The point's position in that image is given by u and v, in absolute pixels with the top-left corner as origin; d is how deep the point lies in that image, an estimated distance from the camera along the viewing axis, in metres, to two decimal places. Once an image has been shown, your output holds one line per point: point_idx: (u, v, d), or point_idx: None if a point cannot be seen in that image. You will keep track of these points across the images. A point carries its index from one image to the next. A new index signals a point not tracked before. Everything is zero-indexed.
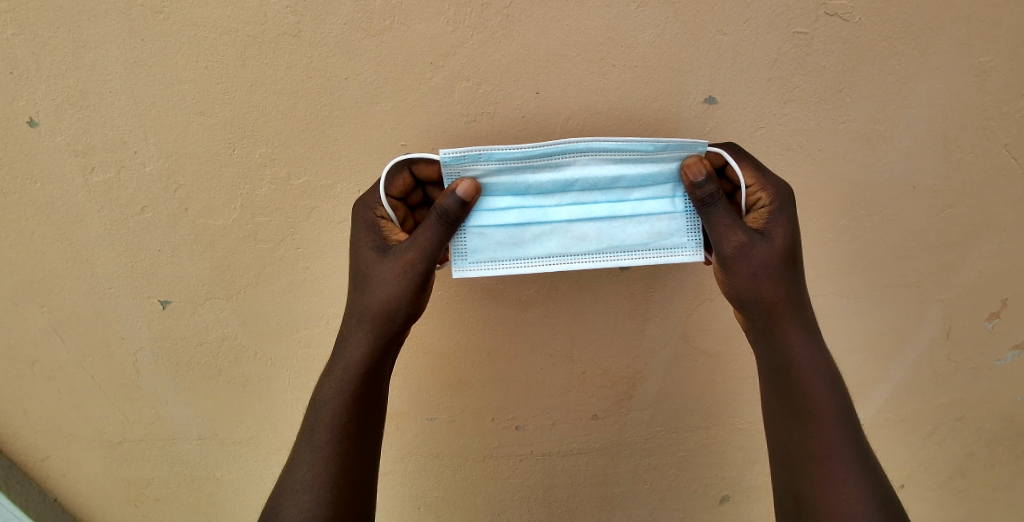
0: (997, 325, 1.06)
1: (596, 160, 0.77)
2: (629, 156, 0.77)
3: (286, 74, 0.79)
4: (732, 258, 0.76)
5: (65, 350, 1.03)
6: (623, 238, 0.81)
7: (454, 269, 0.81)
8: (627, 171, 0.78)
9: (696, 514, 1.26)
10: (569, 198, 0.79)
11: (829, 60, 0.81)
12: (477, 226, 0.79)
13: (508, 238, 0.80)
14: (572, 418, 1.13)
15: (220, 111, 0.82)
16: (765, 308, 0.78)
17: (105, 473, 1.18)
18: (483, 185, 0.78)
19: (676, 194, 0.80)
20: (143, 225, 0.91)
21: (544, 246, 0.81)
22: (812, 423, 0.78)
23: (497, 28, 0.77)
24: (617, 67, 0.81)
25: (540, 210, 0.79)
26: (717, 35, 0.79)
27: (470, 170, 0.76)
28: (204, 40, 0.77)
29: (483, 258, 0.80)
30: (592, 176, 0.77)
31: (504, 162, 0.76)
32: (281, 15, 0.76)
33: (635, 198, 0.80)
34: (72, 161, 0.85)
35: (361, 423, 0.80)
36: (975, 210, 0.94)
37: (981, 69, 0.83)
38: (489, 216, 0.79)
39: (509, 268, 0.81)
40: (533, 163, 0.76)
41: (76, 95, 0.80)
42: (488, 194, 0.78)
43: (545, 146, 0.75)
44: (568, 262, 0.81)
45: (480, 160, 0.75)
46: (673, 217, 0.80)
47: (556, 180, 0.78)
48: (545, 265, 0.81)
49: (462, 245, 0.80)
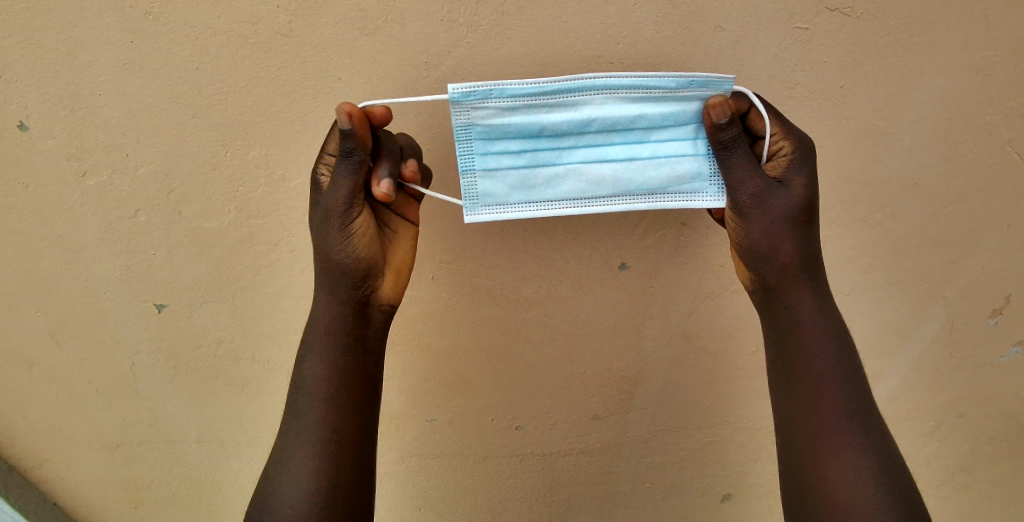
0: (1000, 321, 1.05)
1: (614, 99, 0.74)
2: (649, 93, 0.74)
3: (279, 75, 0.78)
4: (743, 206, 0.75)
5: (61, 353, 1.03)
6: (642, 182, 0.78)
7: (466, 214, 0.79)
8: (647, 110, 0.75)
9: (696, 513, 1.25)
10: (585, 138, 0.76)
11: (829, 59, 0.80)
12: (487, 169, 0.77)
13: (520, 181, 0.77)
14: (572, 417, 1.12)
15: (215, 114, 0.81)
16: (780, 258, 0.77)
17: (106, 476, 1.18)
18: (495, 124, 0.74)
19: (698, 135, 0.77)
20: (138, 229, 0.90)
21: (558, 189, 0.78)
22: (817, 396, 0.77)
23: (493, 26, 0.76)
24: (615, 63, 0.79)
25: (554, 152, 0.77)
26: (717, 31, 0.78)
27: (480, 108, 0.73)
28: (196, 41, 0.76)
29: (494, 201, 0.78)
30: (612, 113, 0.75)
31: (517, 99, 0.72)
32: (273, 15, 0.75)
33: (655, 139, 0.77)
34: (66, 165, 0.84)
35: (353, 402, 0.79)
36: (976, 207, 0.93)
37: (983, 64, 0.82)
38: (501, 157, 0.76)
39: (521, 211, 0.79)
40: (547, 101, 0.73)
41: (67, 99, 0.80)
42: (500, 133, 0.75)
43: (558, 83, 0.72)
44: (582, 206, 0.79)
45: (491, 96, 0.72)
46: (695, 159, 0.78)
47: (572, 118, 0.74)
48: (557, 209, 0.79)
49: (473, 190, 0.78)
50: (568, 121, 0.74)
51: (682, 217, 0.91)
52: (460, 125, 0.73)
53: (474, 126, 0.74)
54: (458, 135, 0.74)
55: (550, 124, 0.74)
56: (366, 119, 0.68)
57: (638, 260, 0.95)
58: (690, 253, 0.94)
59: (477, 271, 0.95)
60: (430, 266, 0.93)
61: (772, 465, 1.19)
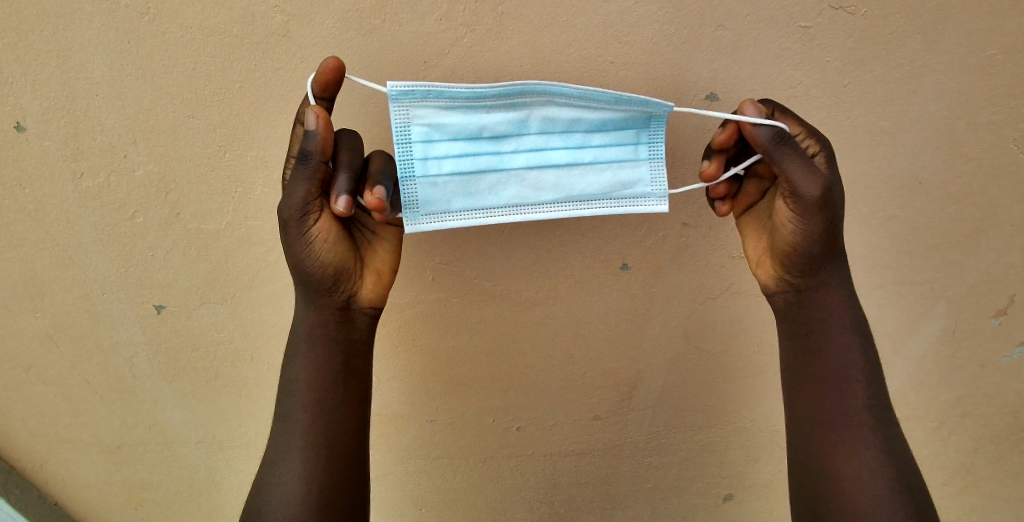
0: (1004, 321, 1.05)
1: (555, 103, 0.72)
2: (590, 102, 0.72)
3: (276, 76, 0.78)
4: (806, 209, 0.70)
5: (59, 355, 1.02)
6: (583, 187, 0.77)
7: (407, 223, 0.75)
8: (586, 116, 0.73)
9: (697, 513, 1.24)
10: (525, 141, 0.74)
11: (832, 58, 0.80)
12: (428, 175, 0.73)
13: (462, 187, 0.74)
14: (573, 418, 1.11)
15: (211, 114, 0.80)
16: (830, 251, 0.74)
17: (105, 477, 1.17)
18: (435, 124, 0.71)
19: (641, 141, 0.76)
20: (136, 230, 0.90)
21: (501, 195, 0.76)
22: (826, 393, 0.77)
23: (492, 26, 0.76)
24: (615, 63, 0.79)
25: (493, 157, 0.74)
26: (717, 30, 0.77)
27: (419, 106, 0.70)
28: (192, 42, 0.76)
29: (437, 209, 0.75)
30: (554, 114, 0.73)
31: (456, 100, 0.70)
32: (270, 15, 0.74)
33: (596, 144, 0.76)
34: (63, 166, 0.84)
35: (343, 405, 0.78)
36: (980, 207, 0.92)
37: (988, 63, 0.81)
38: (443, 162, 0.73)
39: (464, 219, 0.76)
40: (485, 102, 0.70)
41: (63, 100, 0.79)
42: (439, 135, 0.72)
43: (499, 86, 0.69)
44: (525, 211, 0.77)
45: (430, 97, 0.69)
46: (636, 165, 0.77)
47: (513, 118, 0.72)
48: (500, 215, 0.76)
49: (413, 197, 0.74)
50: (508, 123, 0.72)
51: (683, 217, 0.90)
52: (399, 126, 0.70)
53: (413, 126, 0.71)
54: (398, 139, 0.71)
55: (491, 126, 0.72)
56: (330, 123, 0.66)
57: (637, 260, 0.94)
58: (690, 254, 0.94)
59: (476, 272, 0.94)
60: (428, 268, 0.93)
61: (774, 465, 1.18)
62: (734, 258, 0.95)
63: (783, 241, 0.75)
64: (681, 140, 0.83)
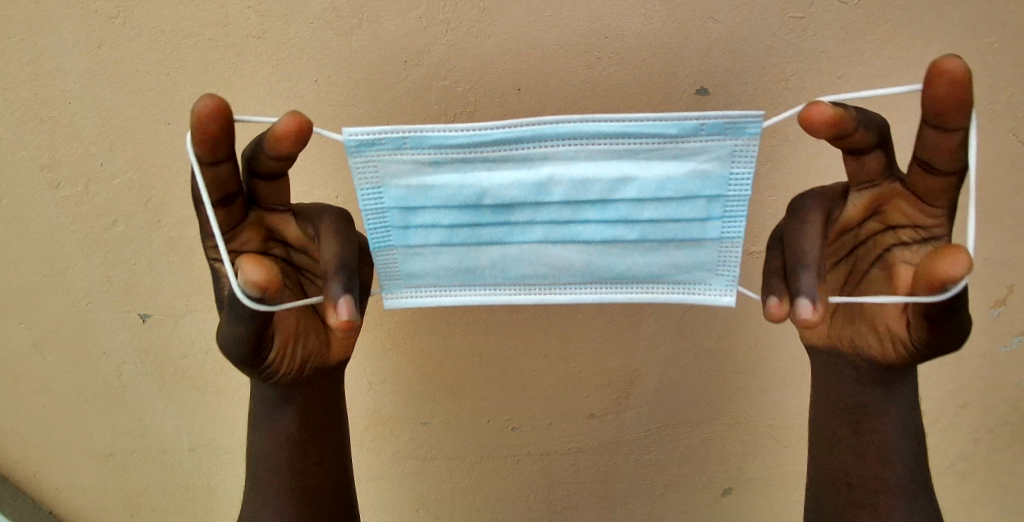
0: (1004, 311, 1.03)
1: (582, 156, 0.63)
2: (632, 147, 0.63)
3: (252, 78, 0.77)
4: (927, 349, 0.64)
5: (46, 365, 1.01)
6: (623, 267, 0.69)
7: (386, 298, 0.71)
8: (633, 174, 0.63)
9: (698, 511, 1.22)
10: (543, 211, 0.66)
11: (825, 49, 0.78)
12: (411, 245, 0.68)
13: (457, 261, 0.69)
14: (569, 417, 1.10)
15: (187, 120, 0.79)
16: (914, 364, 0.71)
17: (97, 487, 1.16)
18: (417, 183, 0.65)
19: (711, 212, 0.65)
20: (116, 239, 0.88)
21: (507, 272, 0.70)
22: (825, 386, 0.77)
23: (474, 23, 0.74)
24: (603, 59, 0.77)
25: (500, 227, 0.67)
26: (707, 22, 0.75)
27: (392, 162, 0.64)
28: (165, 45, 0.75)
29: (426, 283, 0.70)
30: (579, 175, 0.64)
31: (442, 152, 0.63)
32: (245, 16, 0.73)
33: (648, 216, 0.66)
34: (41, 176, 0.82)
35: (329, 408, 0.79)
36: (979, 196, 0.91)
37: (984, 51, 0.79)
38: (432, 233, 0.68)
39: (456, 298, 0.71)
40: (485, 160, 0.63)
41: (38, 108, 0.78)
42: (425, 201, 0.65)
43: (498, 136, 0.62)
44: (543, 292, 0.70)
45: (406, 147, 0.63)
46: (701, 246, 0.67)
47: (525, 181, 0.64)
48: (500, 294, 0.70)
49: (394, 271, 0.70)
50: (518, 188, 0.64)
51: None
52: (367, 187, 0.65)
53: (389, 187, 0.65)
54: (374, 203, 0.66)
55: (494, 189, 0.64)
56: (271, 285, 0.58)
57: None
58: None
59: None
60: None
61: (775, 460, 1.16)
62: None
63: (878, 349, 0.69)
64: None
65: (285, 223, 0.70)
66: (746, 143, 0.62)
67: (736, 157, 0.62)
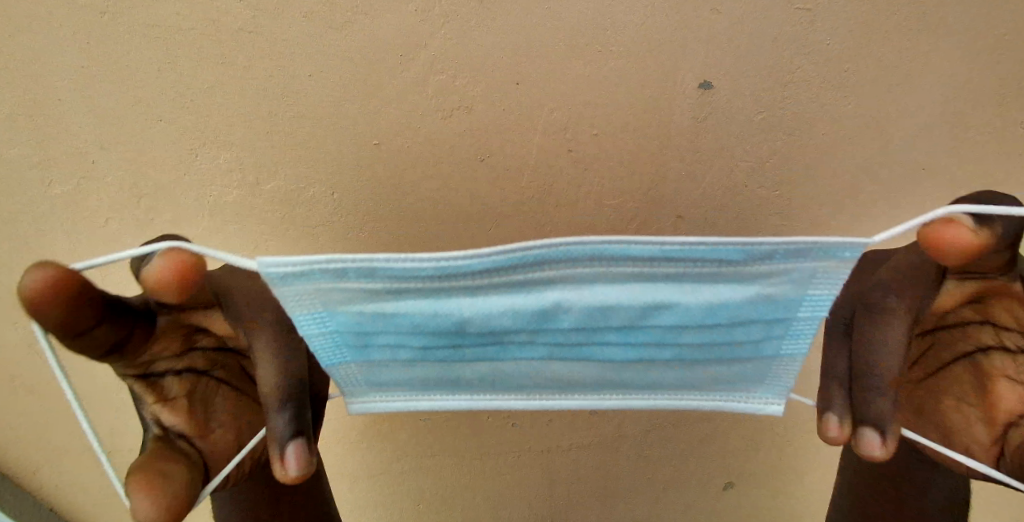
0: None
1: (601, 285, 0.61)
2: (662, 277, 0.61)
3: (246, 73, 0.76)
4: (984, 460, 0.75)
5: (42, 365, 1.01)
6: (649, 378, 0.70)
7: (349, 403, 0.71)
8: (666, 303, 0.62)
9: (700, 506, 1.22)
10: (552, 335, 0.64)
11: (833, 41, 0.78)
12: (375, 360, 0.67)
13: (438, 373, 0.68)
14: (568, 412, 1.10)
15: (183, 117, 0.78)
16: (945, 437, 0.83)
17: (103, 481, 1.16)
18: (378, 311, 0.62)
19: (779, 330, 0.65)
20: (109, 239, 0.86)
21: (501, 383, 0.70)
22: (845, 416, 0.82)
23: (472, 16, 0.75)
24: (602, 52, 0.78)
25: (493, 348, 0.66)
26: (711, 15, 0.76)
27: (335, 291, 0.60)
28: (157, 41, 0.73)
29: (398, 390, 0.70)
30: (590, 303, 0.61)
31: (402, 285, 0.60)
32: (238, 10, 0.73)
33: (685, 339, 0.65)
34: (32, 174, 0.81)
35: None
36: (988, 190, 0.89)
37: (988, 43, 0.79)
38: (398, 350, 0.66)
39: (432, 401, 0.71)
40: (463, 292, 0.60)
41: (27, 105, 0.76)
42: (387, 325, 0.63)
43: (480, 272, 0.58)
44: (547, 402, 0.71)
45: (348, 277, 0.59)
46: (759, 363, 0.68)
47: (530, 307, 0.61)
48: (493, 401, 0.71)
49: (357, 380, 0.69)
50: (515, 315, 0.62)
51: (680, 210, 0.88)
52: (310, 315, 0.61)
53: (336, 313, 0.62)
54: (318, 326, 0.62)
55: (483, 313, 0.61)
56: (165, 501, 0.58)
57: None
58: None
59: None
60: None
61: (777, 454, 1.16)
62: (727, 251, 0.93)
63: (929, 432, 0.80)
64: (674, 130, 0.83)
65: (207, 317, 0.70)
66: (837, 266, 0.60)
67: (821, 279, 0.61)
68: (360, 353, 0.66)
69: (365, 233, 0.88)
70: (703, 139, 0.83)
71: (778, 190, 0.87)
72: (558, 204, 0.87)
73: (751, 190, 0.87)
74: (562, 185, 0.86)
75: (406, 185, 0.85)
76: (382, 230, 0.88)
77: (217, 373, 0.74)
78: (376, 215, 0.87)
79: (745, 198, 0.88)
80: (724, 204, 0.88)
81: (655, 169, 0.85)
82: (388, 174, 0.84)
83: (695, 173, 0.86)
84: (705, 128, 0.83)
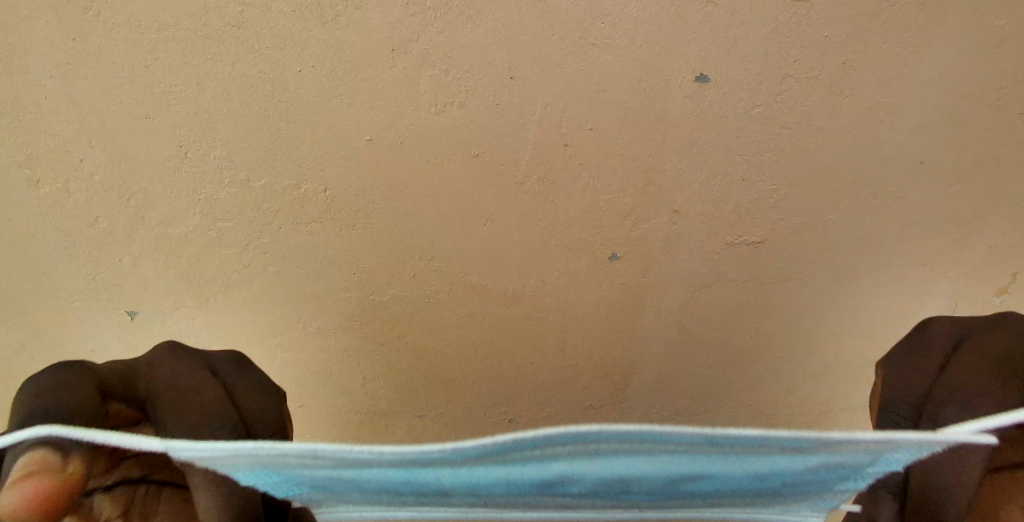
0: (1005, 298, 1.00)
1: (624, 455, 0.57)
2: (692, 453, 0.57)
3: (232, 70, 0.74)
4: None
5: (27, 367, 0.98)
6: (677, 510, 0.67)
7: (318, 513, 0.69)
8: (701, 475, 0.58)
9: (699, 501, 1.19)
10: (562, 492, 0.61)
11: (832, 34, 0.76)
12: (339, 492, 0.64)
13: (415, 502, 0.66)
14: (566, 410, 1.08)
15: (170, 115, 0.77)
16: None
17: None
18: (335, 469, 0.59)
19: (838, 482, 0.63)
20: (100, 237, 0.86)
21: (491, 510, 0.67)
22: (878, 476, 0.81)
23: (463, 10, 0.74)
24: (597, 45, 0.77)
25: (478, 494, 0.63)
26: (707, 8, 0.75)
27: (281, 457, 0.58)
28: (141, 37, 0.72)
29: (370, 508, 0.68)
30: (604, 476, 0.58)
31: (359, 458, 0.57)
32: (222, 4, 0.71)
33: (722, 493, 0.62)
34: (17, 173, 0.79)
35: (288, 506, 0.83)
36: (987, 184, 0.89)
37: (992, 34, 0.77)
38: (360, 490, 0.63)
39: (410, 515, 0.69)
40: (431, 462, 0.57)
41: (9, 103, 0.74)
42: (344, 477, 0.60)
43: (468, 452, 0.55)
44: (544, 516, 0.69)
45: (290, 451, 0.56)
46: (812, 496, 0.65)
47: (532, 480, 0.58)
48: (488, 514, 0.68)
49: (322, 500, 0.67)
50: (512, 483, 0.58)
51: (675, 205, 0.89)
52: (253, 473, 0.59)
53: (285, 469, 0.60)
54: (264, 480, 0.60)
55: (463, 482, 0.59)
56: None
57: (628, 250, 0.92)
58: (683, 242, 0.92)
59: (459, 268, 0.93)
60: (411, 265, 0.92)
61: None
62: (725, 245, 0.92)
63: None
64: (670, 124, 0.82)
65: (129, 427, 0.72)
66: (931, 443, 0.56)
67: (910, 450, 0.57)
68: (320, 488, 0.63)
69: (360, 229, 0.88)
70: (699, 132, 0.83)
71: (775, 184, 0.87)
72: (557, 200, 0.88)
73: (750, 184, 0.87)
74: (558, 180, 0.86)
75: (401, 181, 0.85)
76: (379, 225, 0.88)
77: (154, 477, 0.77)
78: (371, 212, 0.87)
79: (743, 191, 0.88)
80: (721, 198, 0.88)
81: (653, 162, 0.85)
82: (385, 170, 0.84)
83: (692, 168, 0.86)
84: (701, 122, 0.82)
